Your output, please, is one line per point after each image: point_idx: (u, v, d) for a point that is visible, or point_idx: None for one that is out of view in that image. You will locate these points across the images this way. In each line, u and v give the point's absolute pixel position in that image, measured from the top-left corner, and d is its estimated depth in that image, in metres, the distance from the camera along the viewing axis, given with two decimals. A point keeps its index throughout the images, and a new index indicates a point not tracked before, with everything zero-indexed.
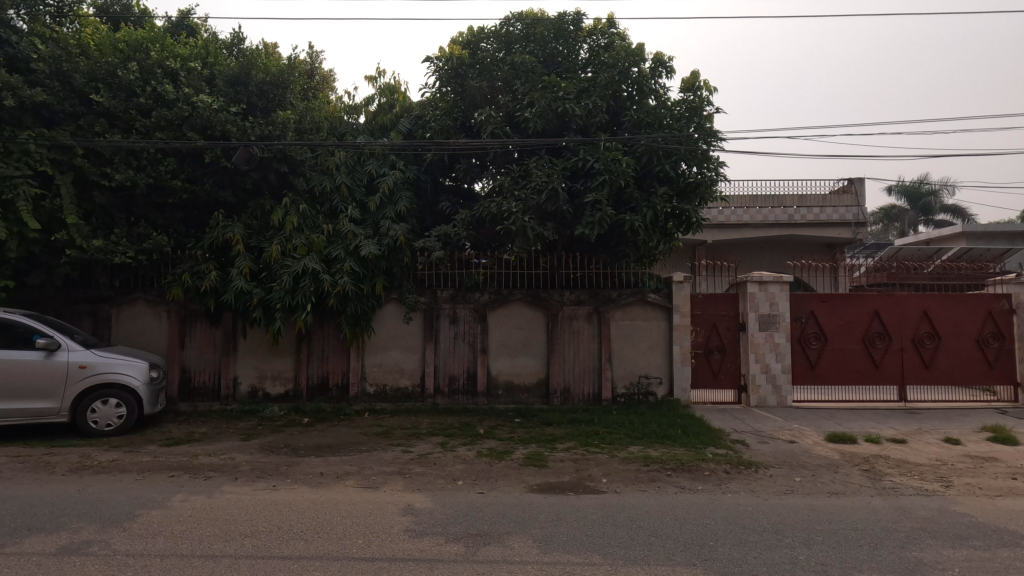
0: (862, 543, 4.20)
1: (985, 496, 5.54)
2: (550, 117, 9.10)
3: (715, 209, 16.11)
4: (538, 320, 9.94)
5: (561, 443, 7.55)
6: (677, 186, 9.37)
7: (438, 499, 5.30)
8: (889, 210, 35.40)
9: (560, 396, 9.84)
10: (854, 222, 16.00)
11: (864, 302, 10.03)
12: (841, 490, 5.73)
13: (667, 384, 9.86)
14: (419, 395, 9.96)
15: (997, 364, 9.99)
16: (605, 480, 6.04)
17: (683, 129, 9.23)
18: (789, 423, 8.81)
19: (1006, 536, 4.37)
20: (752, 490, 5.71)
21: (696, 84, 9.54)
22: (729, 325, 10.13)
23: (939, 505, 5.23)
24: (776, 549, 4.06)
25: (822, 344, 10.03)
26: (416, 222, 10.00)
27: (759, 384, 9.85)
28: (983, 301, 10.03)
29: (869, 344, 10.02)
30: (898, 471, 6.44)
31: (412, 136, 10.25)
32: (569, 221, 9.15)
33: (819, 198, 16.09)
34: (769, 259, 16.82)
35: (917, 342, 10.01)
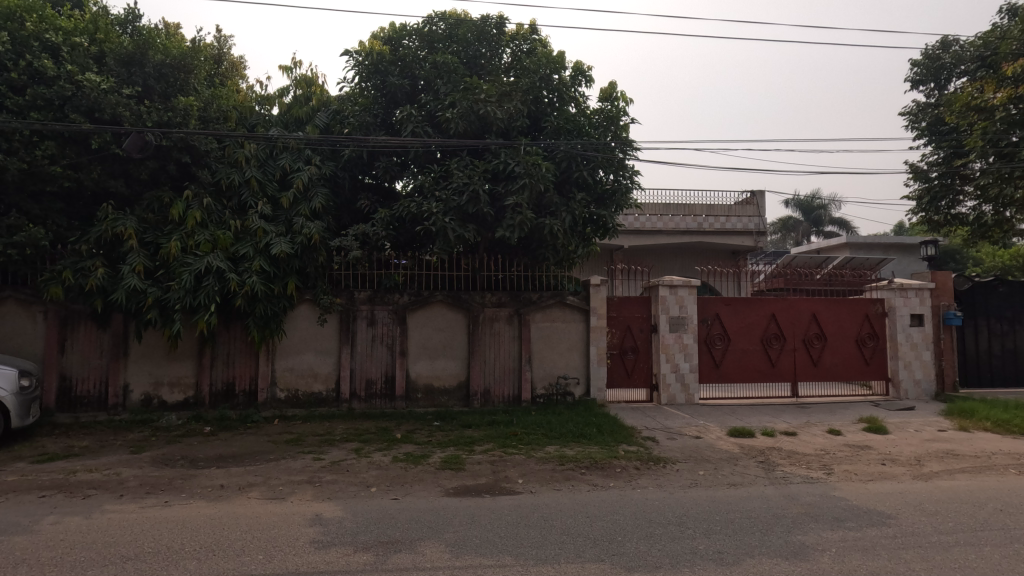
0: (754, 530, 4.51)
1: (859, 481, 6.15)
2: (471, 118, 9.09)
3: (631, 216, 16.85)
4: (458, 322, 9.89)
5: (479, 446, 7.55)
6: (595, 192, 9.67)
7: (349, 507, 5.12)
8: (786, 221, 38.55)
9: (480, 399, 9.83)
10: (756, 231, 17.22)
11: (762, 305, 10.83)
12: (739, 481, 6.15)
13: (584, 384, 10.14)
14: (334, 399, 9.59)
15: (872, 361, 11.10)
16: (521, 480, 6.10)
17: (600, 137, 9.56)
18: (695, 420, 9.33)
19: (875, 517, 4.86)
20: (659, 485, 5.99)
21: (613, 94, 9.88)
22: (642, 327, 10.58)
23: (822, 491, 5.73)
24: (679, 540, 4.27)
25: (725, 345, 10.72)
26: (332, 220, 9.61)
27: (669, 383, 10.36)
28: (861, 304, 11.13)
29: (767, 343, 10.82)
30: (788, 462, 7.00)
31: (330, 130, 9.87)
32: (491, 224, 9.17)
33: (725, 207, 17.25)
34: (681, 265, 17.68)
35: (807, 342, 10.95)
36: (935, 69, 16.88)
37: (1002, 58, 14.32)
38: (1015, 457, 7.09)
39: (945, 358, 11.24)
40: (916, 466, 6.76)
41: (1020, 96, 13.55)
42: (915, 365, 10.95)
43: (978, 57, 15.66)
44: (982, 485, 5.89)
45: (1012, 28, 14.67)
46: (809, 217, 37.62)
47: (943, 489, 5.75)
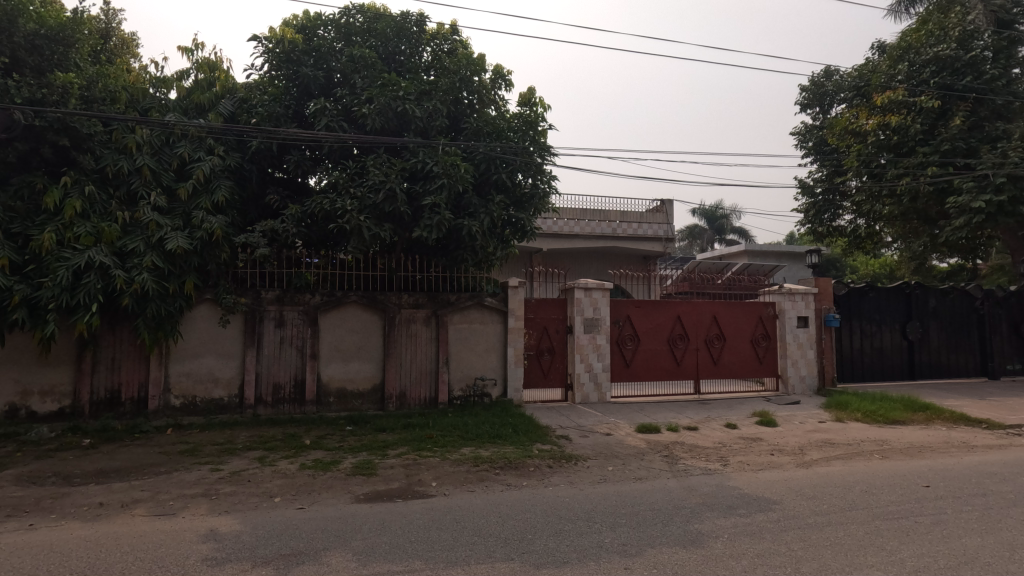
0: (657, 522, 4.75)
1: (751, 470, 6.67)
2: (389, 115, 8.91)
3: (550, 220, 17.23)
4: (374, 323, 9.63)
5: (393, 449, 7.39)
6: (514, 196, 9.75)
7: (250, 520, 4.83)
8: (693, 229, 41.10)
9: (395, 402, 9.62)
10: (665, 238, 18.17)
11: (669, 308, 11.44)
12: (644, 475, 6.46)
13: (502, 385, 10.22)
14: (236, 406, 9.01)
15: (765, 359, 12.06)
16: (435, 483, 6.04)
17: (519, 141, 9.68)
18: (607, 417, 9.68)
19: (763, 503, 5.28)
20: (571, 482, 6.17)
21: (532, 99, 10.06)
22: (558, 328, 10.84)
23: (719, 481, 6.14)
24: (586, 535, 4.41)
25: (635, 345, 11.22)
26: (236, 215, 9.03)
27: (582, 383, 10.69)
28: (756, 307, 12.05)
29: (673, 343, 11.45)
30: (690, 455, 7.45)
31: (235, 119, 9.25)
32: (408, 223, 9.01)
33: (637, 214, 18.07)
34: (597, 269, 18.27)
35: (709, 342, 11.71)
36: (820, 95, 18.74)
37: (873, 89, 16.14)
38: (879, 444, 7.99)
39: (826, 356, 12.44)
40: (799, 455, 7.44)
41: (887, 123, 15.42)
42: (801, 363, 12.03)
43: (854, 87, 17.27)
44: (852, 470, 6.58)
45: (882, 63, 16.55)
46: (713, 226, 40.33)
47: (820, 475, 6.36)
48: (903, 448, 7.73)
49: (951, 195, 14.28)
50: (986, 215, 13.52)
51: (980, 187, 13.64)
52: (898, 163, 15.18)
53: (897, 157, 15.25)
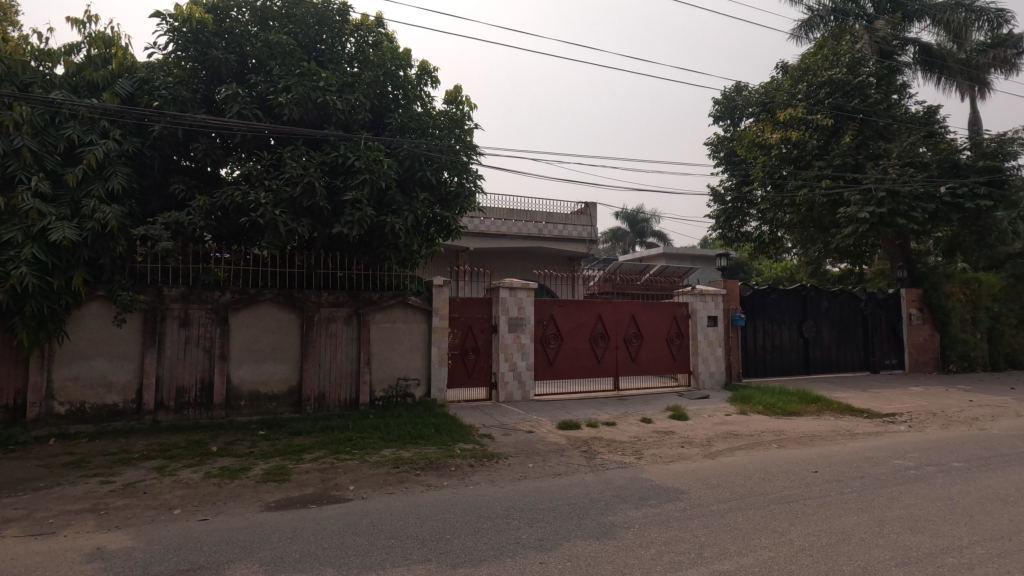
0: (573, 515, 4.88)
1: (663, 462, 7.02)
2: (308, 106, 8.55)
3: (476, 219, 17.26)
4: (290, 323, 9.21)
5: (309, 454, 7.11)
6: (439, 194, 9.65)
7: (144, 535, 4.47)
8: (616, 232, 42.70)
9: (312, 404, 9.24)
10: (589, 240, 18.68)
11: (590, 307, 11.79)
12: (563, 471, 6.63)
13: (425, 385, 10.10)
14: (134, 412, 8.32)
15: (678, 356, 12.71)
16: (353, 486, 5.87)
17: (445, 139, 9.59)
18: (529, 415, 9.83)
19: (672, 493, 5.57)
20: (491, 480, 6.21)
21: (458, 97, 10.01)
22: (483, 327, 10.87)
23: (633, 474, 6.41)
24: (504, 532, 4.45)
25: (558, 343, 11.47)
26: (135, 205, 8.33)
27: (506, 381, 10.79)
28: (671, 307, 12.67)
29: (594, 342, 11.81)
30: (607, 449, 7.73)
31: (135, 101, 8.51)
32: (327, 219, 8.68)
33: (563, 216, 18.49)
34: (523, 268, 18.50)
35: (627, 340, 12.18)
36: (730, 109, 19.99)
37: (777, 106, 17.46)
38: (777, 434, 8.66)
39: (732, 353, 13.32)
40: (706, 446, 7.92)
41: (789, 138, 16.73)
42: (710, 359, 12.80)
43: (761, 102, 18.58)
44: (753, 459, 7.09)
45: (785, 82, 17.92)
46: (635, 228, 42.11)
47: (725, 465, 6.80)
48: (797, 437, 8.43)
49: (841, 206, 15.71)
50: (870, 225, 14.99)
51: (866, 199, 15.08)
52: (797, 175, 16.52)
53: (796, 170, 16.58)
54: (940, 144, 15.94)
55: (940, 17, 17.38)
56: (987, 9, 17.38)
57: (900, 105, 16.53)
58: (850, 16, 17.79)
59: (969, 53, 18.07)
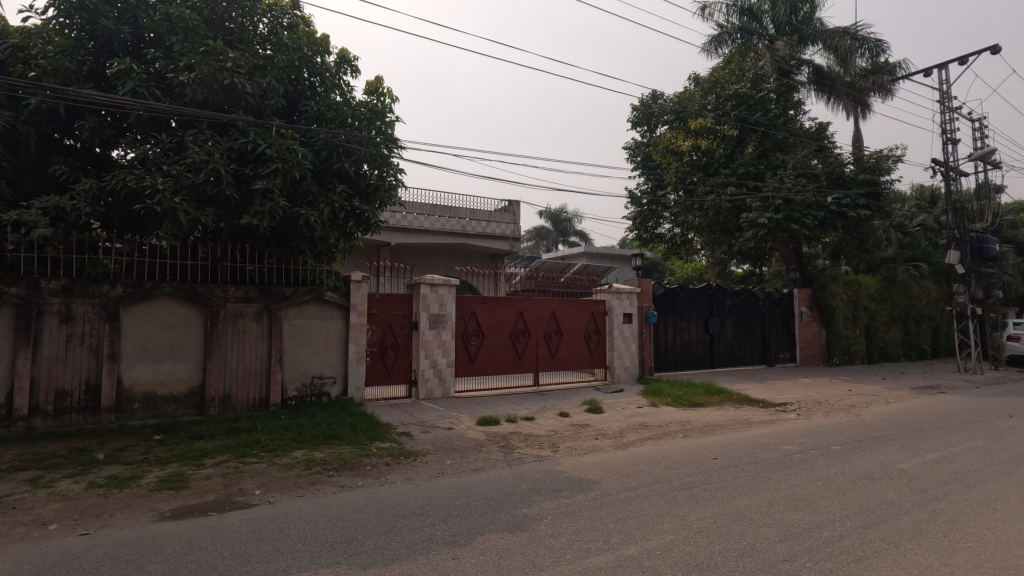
0: (487, 510, 4.94)
1: (577, 454, 7.26)
2: (214, 87, 8.00)
3: (398, 213, 16.96)
4: (191, 319, 8.60)
5: (212, 458, 6.68)
6: (357, 186, 9.35)
7: (11, 555, 4.01)
8: (539, 230, 43.54)
9: (217, 405, 8.68)
10: (512, 237, 18.84)
11: (512, 304, 11.92)
12: (481, 466, 6.68)
13: (341, 383, 9.78)
14: (3, 418, 7.44)
15: (596, 352, 13.13)
16: (259, 491, 5.58)
17: (364, 130, 9.30)
18: (449, 412, 9.80)
19: (584, 484, 5.77)
20: (408, 478, 6.13)
21: (380, 89, 9.75)
22: (403, 324, 10.70)
23: (548, 467, 6.57)
24: (418, 530, 4.42)
25: (479, 340, 11.51)
26: (6, 187, 7.42)
27: (427, 378, 10.68)
28: (589, 305, 13.07)
29: (515, 338, 11.96)
30: (525, 444, 7.87)
31: (6, 70, 7.57)
32: (235, 209, 8.18)
33: (486, 213, 18.56)
34: (446, 265, 18.40)
35: (547, 337, 12.43)
36: (647, 115, 20.92)
37: (689, 115, 18.50)
38: (683, 424, 9.21)
39: (646, 348, 13.98)
40: (619, 437, 8.28)
41: (699, 147, 17.81)
42: (625, 355, 13.35)
43: (675, 111, 19.64)
44: (661, 449, 7.49)
45: (696, 93, 19.02)
46: (558, 227, 43.15)
47: (635, 455, 7.13)
48: (701, 427, 9.00)
49: (744, 211, 16.94)
50: (769, 229, 16.27)
51: (765, 206, 16.39)
52: (706, 181, 17.59)
53: (705, 177, 17.68)
54: (829, 157, 17.52)
55: (830, 42, 19.10)
56: (869, 38, 19.24)
57: (796, 120, 18.00)
58: (754, 35, 19.13)
59: (855, 77, 20.01)
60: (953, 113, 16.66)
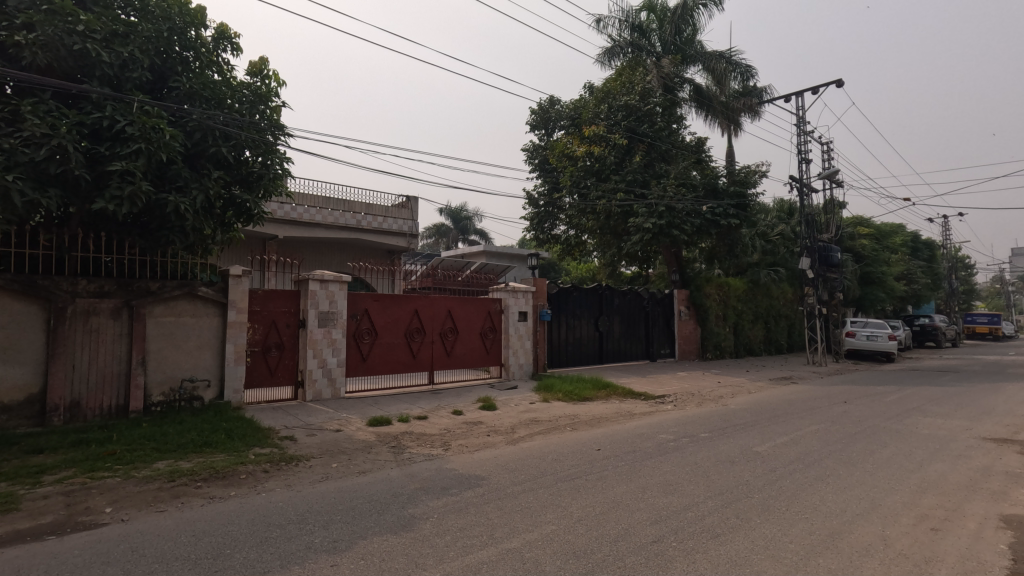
0: (372, 512, 4.80)
1: (468, 452, 7.31)
2: (61, 53, 7.02)
3: (287, 205, 16.03)
4: (30, 317, 7.49)
5: (52, 475, 5.86)
6: (237, 173, 8.67)
7: None
8: (439, 228, 43.34)
9: (63, 414, 7.64)
10: (409, 234, 18.48)
11: (406, 302, 11.71)
12: (369, 468, 6.49)
13: (217, 386, 9.02)
14: None
15: (491, 349, 13.25)
16: (109, 509, 4.98)
17: (246, 113, 8.63)
18: (338, 414, 9.41)
19: (473, 481, 5.82)
20: (288, 485, 5.80)
21: (264, 70, 9.12)
22: (289, 322, 10.11)
23: (438, 466, 6.54)
24: (294, 539, 4.20)
25: (372, 339, 11.17)
26: None
27: (314, 379, 10.16)
28: (485, 303, 13.17)
29: (410, 337, 11.75)
30: (416, 443, 7.77)
31: None
32: (87, 192, 7.24)
33: (383, 208, 18.06)
34: (339, 261, 17.64)
35: (442, 335, 12.36)
36: (545, 119, 21.53)
37: (583, 122, 19.35)
38: (571, 418, 9.60)
39: (539, 346, 14.38)
40: (510, 433, 8.44)
41: (592, 153, 18.68)
42: (520, 352, 13.62)
43: (570, 117, 20.45)
44: (549, 443, 7.74)
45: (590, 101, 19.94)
46: (457, 225, 43.19)
47: (524, 450, 7.31)
48: (587, 420, 9.42)
49: (631, 216, 18.02)
50: (653, 234, 17.46)
51: (650, 212, 17.55)
52: (598, 185, 18.50)
53: (597, 182, 18.58)
54: (707, 169, 19.06)
55: (708, 64, 20.86)
56: (741, 63, 21.22)
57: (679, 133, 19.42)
58: (643, 51, 20.38)
59: (729, 98, 21.69)
60: (807, 135, 18.97)
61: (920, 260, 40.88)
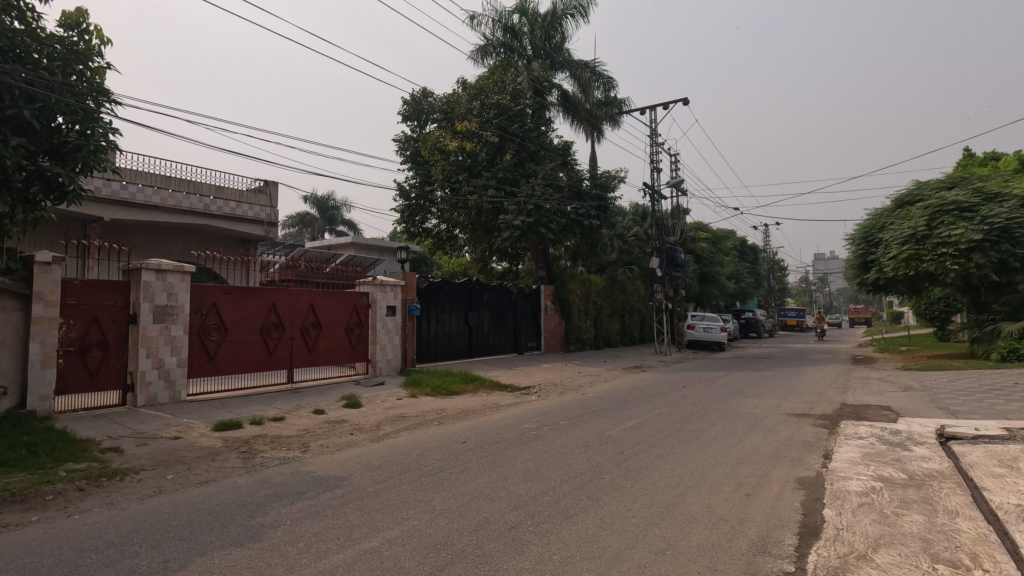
0: (214, 525, 4.38)
1: (328, 452, 6.97)
2: None
3: (116, 183, 13.98)
4: None
5: None
6: (46, 143, 7.33)
7: None
8: (303, 216, 40.80)
9: None
10: (267, 222, 17.09)
11: (262, 295, 10.82)
12: (212, 477, 5.90)
13: (17, 394, 7.60)
14: None
15: (358, 345, 12.70)
16: None
17: (58, 73, 7.34)
18: (177, 419, 8.42)
19: (332, 482, 5.56)
20: (110, 503, 5.06)
21: (82, 24, 7.81)
22: (115, 317, 8.83)
23: (294, 469, 6.14)
24: (115, 563, 3.68)
25: (220, 335, 10.16)
26: None
27: (148, 381, 8.99)
28: (351, 296, 12.61)
29: (266, 333, 10.88)
30: (270, 447, 7.23)
31: None
32: None
33: (236, 192, 16.48)
34: (181, 248, 15.77)
35: (304, 331, 11.61)
36: (417, 111, 21.15)
37: (456, 117, 19.42)
38: (438, 412, 9.59)
39: (408, 341, 14.15)
40: (375, 430, 8.22)
41: (464, 148, 18.83)
42: (387, 347, 13.26)
43: (443, 110, 20.39)
44: (415, 438, 7.66)
45: (462, 97, 20.02)
46: (323, 215, 40.98)
47: (389, 446, 7.14)
48: (454, 414, 9.48)
49: (501, 213, 18.49)
50: (521, 231, 18.08)
51: (519, 210, 18.13)
52: (470, 181, 18.70)
53: (469, 177, 18.77)
54: (573, 171, 20.00)
55: (574, 72, 21.98)
56: (603, 74, 22.60)
57: (548, 136, 20.22)
58: (514, 52, 20.93)
59: (594, 106, 23.10)
60: (658, 146, 20.86)
61: (745, 262, 47.08)
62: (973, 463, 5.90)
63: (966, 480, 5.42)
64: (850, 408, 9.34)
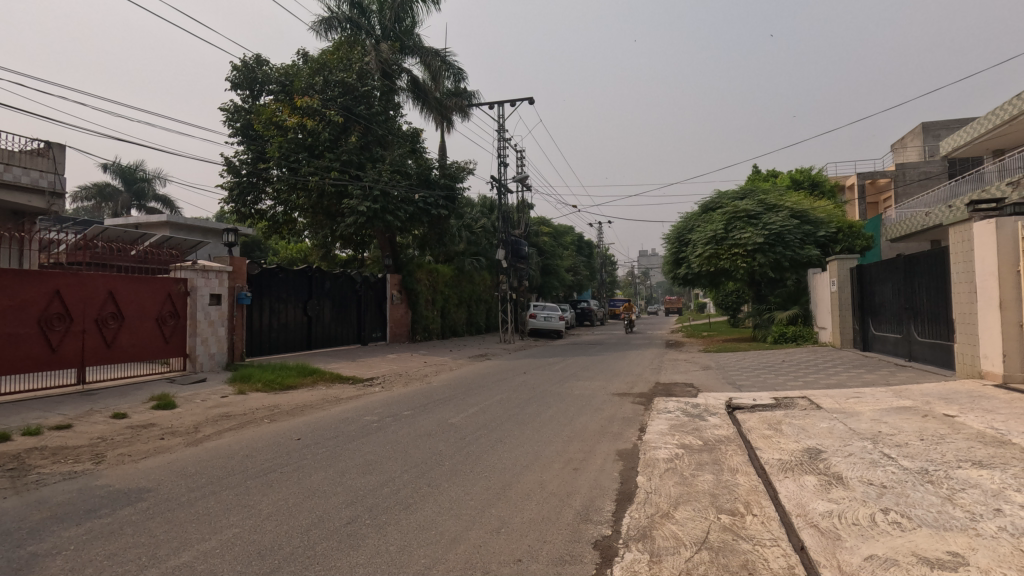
0: None
1: (131, 461, 6.05)
2: None
3: None
4: None
5: None
6: None
7: None
8: (102, 188, 34.71)
9: None
10: (49, 191, 14.21)
11: (42, 280, 8.98)
12: None
13: None
14: None
15: (172, 338, 11.15)
16: None
17: None
18: None
19: (133, 495, 4.84)
20: None
21: None
22: None
23: (82, 485, 5.19)
24: None
25: None
26: None
27: None
28: (163, 283, 11.01)
29: (47, 326, 9.04)
30: (51, 460, 6.06)
31: None
32: None
33: (3, 152, 13.34)
34: None
35: (100, 323, 9.88)
36: (249, 79, 19.11)
37: (295, 91, 18.03)
38: (271, 409, 8.90)
39: (235, 332, 12.83)
40: (192, 433, 7.32)
41: (304, 125, 17.58)
42: (210, 340, 11.89)
43: (280, 82, 18.75)
44: (241, 438, 6.99)
45: (303, 70, 18.58)
46: (129, 187, 35.25)
47: (208, 449, 6.42)
48: (289, 410, 8.86)
49: (345, 197, 17.61)
50: (367, 217, 17.40)
51: (364, 195, 17.43)
52: (310, 161, 17.51)
53: (310, 157, 17.57)
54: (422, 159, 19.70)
55: (424, 58, 21.63)
56: (453, 64, 22.54)
57: (397, 120, 19.60)
58: (361, 30, 20.04)
59: (443, 95, 22.98)
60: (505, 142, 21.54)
61: (582, 256, 50.90)
62: (750, 428, 7.11)
63: (745, 442, 6.51)
64: (662, 386, 10.66)
